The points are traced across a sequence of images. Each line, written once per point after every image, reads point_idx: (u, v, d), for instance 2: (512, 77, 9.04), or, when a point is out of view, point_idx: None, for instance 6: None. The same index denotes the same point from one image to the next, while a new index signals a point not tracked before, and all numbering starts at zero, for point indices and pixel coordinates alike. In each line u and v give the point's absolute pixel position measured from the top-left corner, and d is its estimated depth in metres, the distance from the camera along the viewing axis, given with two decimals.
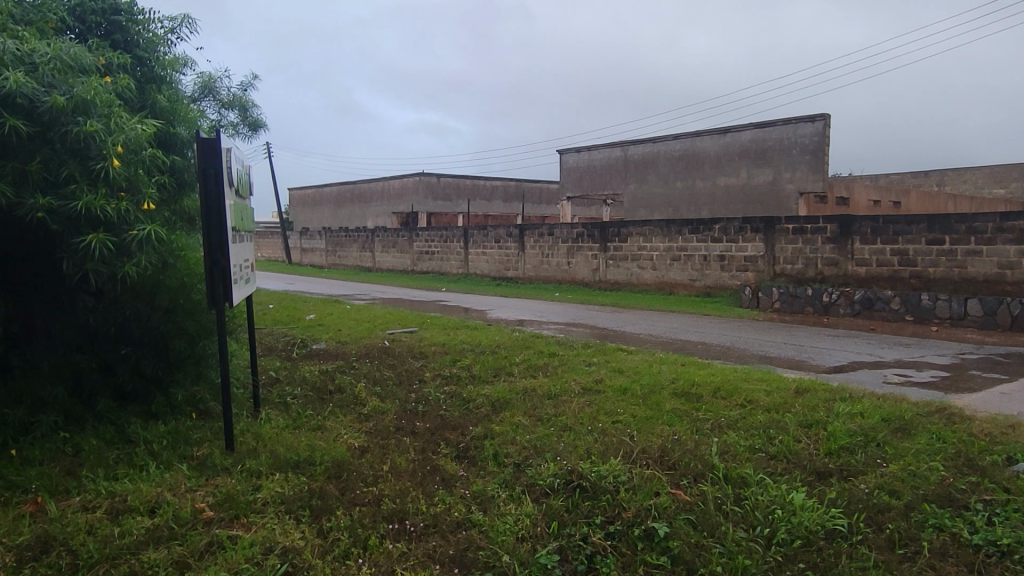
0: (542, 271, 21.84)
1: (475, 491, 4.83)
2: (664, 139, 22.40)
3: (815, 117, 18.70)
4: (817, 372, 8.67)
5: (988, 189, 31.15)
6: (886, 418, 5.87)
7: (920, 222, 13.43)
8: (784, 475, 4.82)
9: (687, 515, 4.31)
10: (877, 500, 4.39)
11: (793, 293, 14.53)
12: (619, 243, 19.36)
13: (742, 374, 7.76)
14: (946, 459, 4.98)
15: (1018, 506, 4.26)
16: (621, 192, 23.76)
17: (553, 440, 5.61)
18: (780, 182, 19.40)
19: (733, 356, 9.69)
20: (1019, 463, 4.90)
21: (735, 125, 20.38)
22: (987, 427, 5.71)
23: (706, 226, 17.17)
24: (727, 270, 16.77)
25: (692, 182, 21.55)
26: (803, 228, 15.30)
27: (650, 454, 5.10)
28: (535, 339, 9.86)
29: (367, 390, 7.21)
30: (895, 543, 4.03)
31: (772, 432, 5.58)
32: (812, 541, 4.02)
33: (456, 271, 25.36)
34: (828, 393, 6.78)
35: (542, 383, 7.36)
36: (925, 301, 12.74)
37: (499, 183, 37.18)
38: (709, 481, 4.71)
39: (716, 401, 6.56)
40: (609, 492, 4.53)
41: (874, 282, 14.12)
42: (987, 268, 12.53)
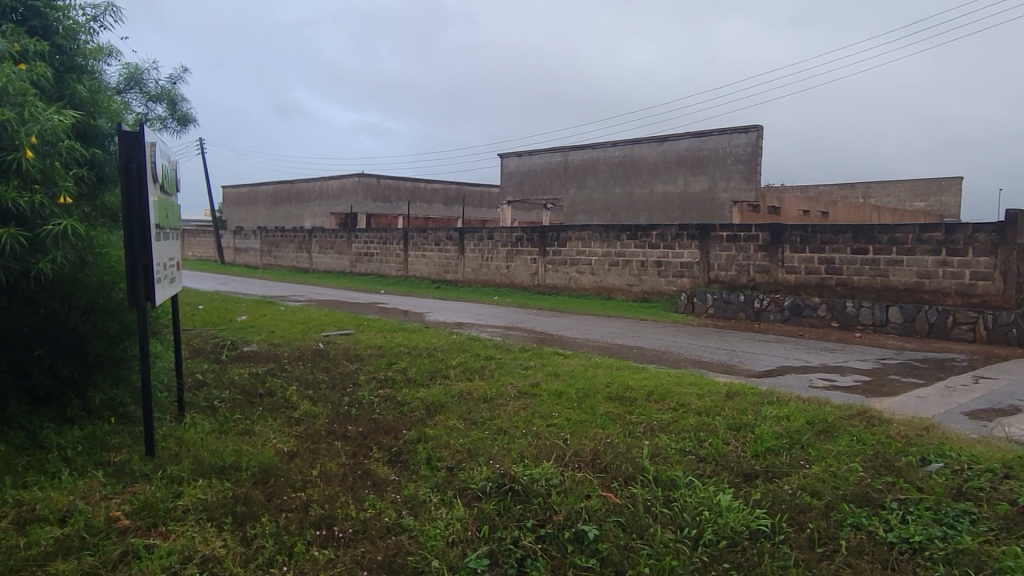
0: (481, 274, 21.83)
1: (407, 496, 4.77)
2: (604, 146, 22.67)
3: (748, 128, 19.26)
4: (746, 376, 8.92)
5: (909, 202, 32.67)
6: (810, 421, 6.07)
7: (846, 231, 13.95)
8: (712, 477, 4.92)
9: (617, 517, 4.35)
10: (799, 501, 4.52)
11: (726, 299, 14.95)
12: (558, 247, 19.50)
13: (676, 378, 7.90)
14: (865, 460, 5.17)
15: (929, 505, 4.46)
16: (561, 197, 23.95)
17: (487, 444, 5.60)
18: (714, 191, 19.90)
19: (667, 360, 9.87)
20: (932, 463, 5.13)
21: (673, 134, 20.79)
22: (903, 429, 5.97)
23: (644, 232, 17.46)
24: (663, 276, 17.09)
25: (631, 189, 21.89)
26: (736, 235, 15.71)
27: (583, 457, 5.14)
28: (472, 342, 9.82)
29: (299, 393, 7.06)
30: (814, 541, 4.16)
31: (702, 435, 5.71)
32: (737, 541, 4.11)
33: (395, 274, 25.12)
34: (756, 397, 6.96)
35: (477, 386, 7.34)
36: (850, 308, 13.27)
37: (441, 186, 37.01)
38: (639, 483, 4.77)
39: (649, 404, 6.66)
40: (541, 495, 4.54)
41: (802, 289, 14.62)
42: (907, 277, 13.11)
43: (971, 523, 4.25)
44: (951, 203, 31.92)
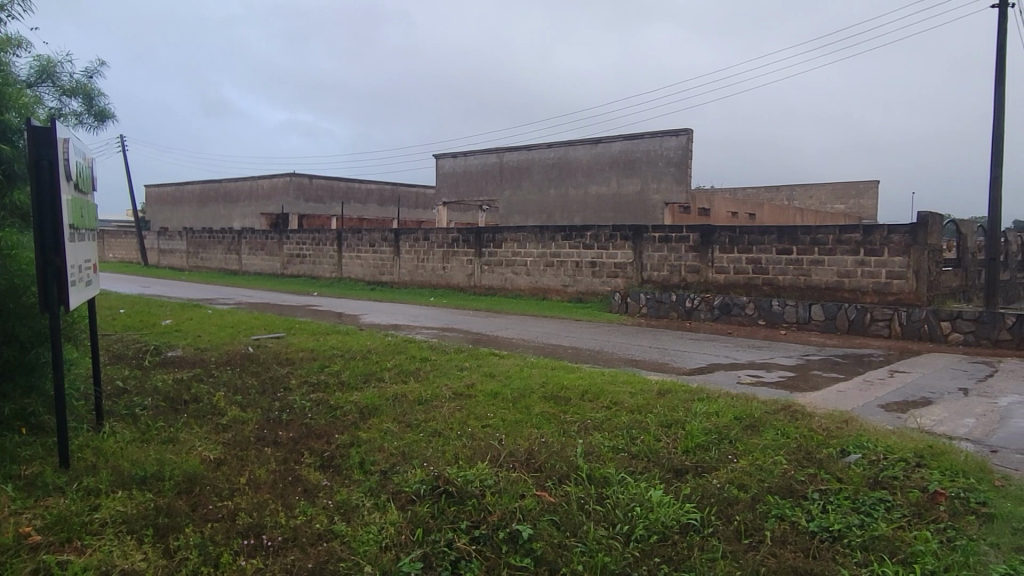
0: (417, 276, 21.66)
1: (339, 501, 4.69)
2: (538, 147, 22.81)
3: (679, 131, 19.70)
4: (678, 374, 9.13)
5: (829, 204, 34.07)
6: (737, 417, 6.25)
7: (772, 232, 14.43)
8: (644, 474, 5.01)
9: (551, 516, 4.38)
10: (727, 494, 4.65)
11: (659, 298, 15.26)
12: (494, 248, 19.52)
13: (609, 377, 8.01)
14: (789, 453, 5.35)
15: (849, 494, 4.65)
16: (497, 198, 23.99)
17: (422, 446, 5.56)
18: (647, 192, 20.30)
19: (601, 359, 10.00)
20: (851, 454, 5.36)
21: (606, 136, 21.09)
22: (824, 422, 6.22)
23: (578, 233, 17.64)
24: (598, 277, 17.32)
25: (566, 190, 22.10)
26: (668, 236, 16.05)
27: (517, 456, 5.16)
28: (408, 344, 9.72)
29: (226, 399, 6.84)
30: (741, 533, 4.28)
31: (635, 432, 5.80)
32: (667, 535, 4.19)
33: (329, 275, 24.67)
34: (687, 394, 7.12)
35: (412, 388, 7.27)
36: (776, 307, 13.74)
37: (375, 187, 36.55)
38: (572, 482, 4.82)
39: (583, 403, 6.73)
40: (475, 496, 4.53)
41: (731, 288, 15.05)
42: (829, 276, 13.65)
43: (885, 510, 4.46)
44: (868, 205, 33.39)
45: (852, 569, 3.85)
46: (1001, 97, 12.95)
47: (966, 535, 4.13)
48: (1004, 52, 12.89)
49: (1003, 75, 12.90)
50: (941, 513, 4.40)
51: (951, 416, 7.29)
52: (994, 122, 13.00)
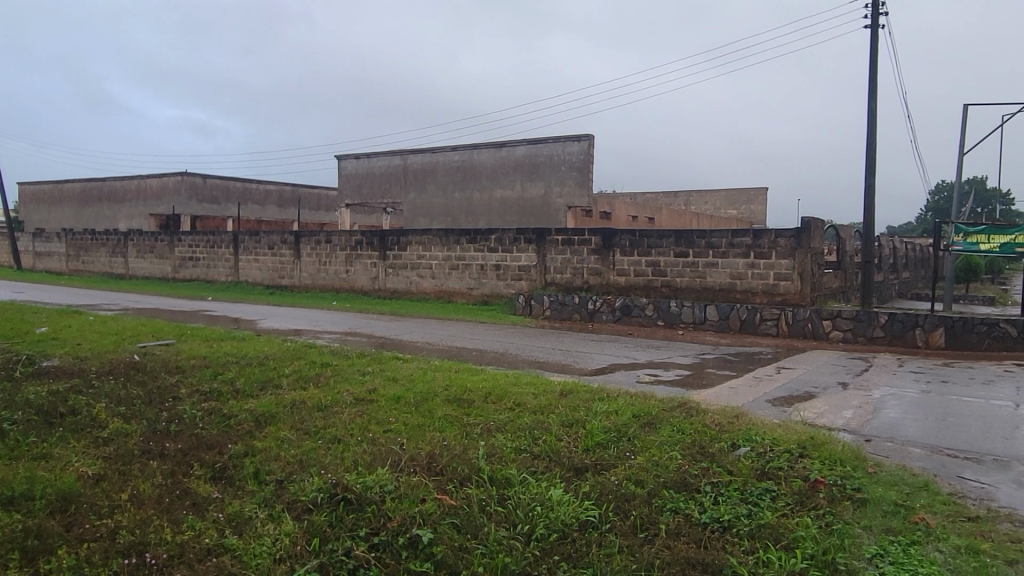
0: (319, 279, 21.12)
1: (231, 513, 4.52)
2: (442, 150, 22.70)
3: (581, 136, 20.08)
4: (580, 374, 9.32)
5: (722, 210, 35.61)
6: (636, 415, 6.44)
7: (669, 236, 14.94)
8: (545, 474, 5.06)
9: (452, 519, 4.36)
10: (624, 490, 4.76)
11: (562, 300, 15.51)
12: (398, 251, 19.29)
13: (512, 379, 8.06)
14: (684, 448, 5.55)
15: (738, 486, 4.87)
16: (401, 200, 23.73)
17: (320, 454, 5.41)
18: (550, 196, 20.61)
19: (505, 361, 10.06)
20: (741, 447, 5.60)
21: (510, 141, 21.25)
22: (716, 418, 6.48)
23: (483, 236, 17.69)
24: (502, 280, 17.43)
25: (470, 193, 22.13)
26: (571, 240, 16.33)
27: (419, 461, 5.10)
28: (308, 349, 9.45)
29: (108, 410, 6.44)
30: (637, 528, 4.38)
31: (537, 432, 5.87)
32: (567, 533, 4.25)
33: (224, 279, 23.68)
34: (589, 394, 7.26)
35: (311, 395, 7.06)
36: (674, 308, 14.23)
37: (274, 188, 35.40)
38: (474, 485, 4.81)
39: (487, 405, 6.74)
40: (375, 503, 4.44)
41: (631, 290, 15.49)
42: (723, 278, 14.27)
43: (771, 499, 4.69)
44: (758, 211, 35.15)
45: (740, 555, 4.02)
46: (873, 111, 13.94)
47: (843, 520, 4.41)
48: (876, 69, 13.88)
49: (876, 91, 13.89)
50: (821, 500, 4.67)
51: (832, 408, 7.77)
52: (868, 134, 13.97)
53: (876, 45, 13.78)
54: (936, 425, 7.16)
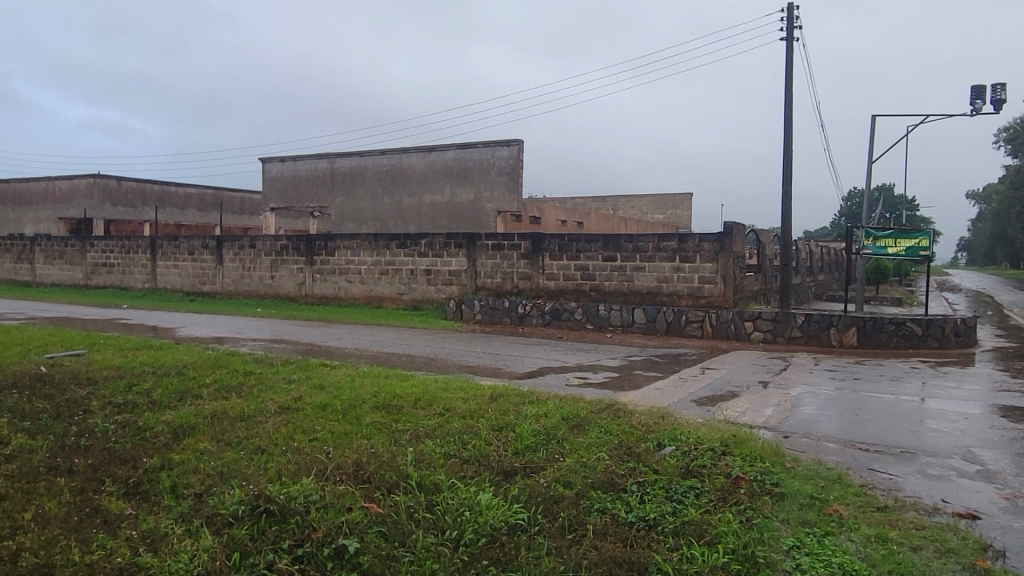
0: (242, 285, 20.51)
1: (146, 530, 4.35)
2: (370, 154, 22.41)
3: (510, 141, 20.18)
4: (510, 378, 9.34)
5: (649, 214, 36.37)
6: (565, 417, 6.50)
7: (597, 240, 15.17)
8: (474, 478, 5.05)
9: (379, 527, 4.29)
10: (552, 492, 4.79)
11: (492, 305, 15.54)
12: (326, 256, 18.93)
13: (442, 384, 7.99)
14: (611, 448, 5.63)
15: (663, 484, 4.98)
16: (328, 205, 23.28)
17: (243, 465, 5.24)
18: (480, 201, 20.63)
19: (436, 366, 10.00)
20: (666, 446, 5.73)
21: (439, 145, 21.17)
22: (643, 418, 6.60)
23: (413, 240, 17.55)
24: (433, 284, 17.32)
25: (400, 198, 21.92)
26: (500, 244, 16.39)
27: (345, 469, 5.02)
28: (230, 358, 9.14)
29: (11, 426, 6.07)
30: (565, 529, 4.41)
31: (466, 437, 5.84)
32: (495, 538, 4.23)
33: (141, 286, 22.70)
34: (518, 397, 7.28)
35: (233, 404, 6.84)
36: (602, 311, 14.46)
37: (194, 191, 34.16)
38: (402, 492, 4.75)
39: (416, 411, 6.67)
40: (299, 513, 4.33)
41: (561, 294, 15.66)
42: (650, 281, 14.58)
43: (695, 497, 4.81)
44: (684, 216, 36.07)
45: (664, 552, 4.09)
46: (790, 120, 14.52)
47: (762, 514, 4.55)
48: (791, 81, 14.48)
49: (791, 101, 14.48)
50: (742, 495, 4.82)
51: (753, 406, 8.04)
52: (784, 142, 14.55)
53: (791, 58, 14.37)
54: (849, 420, 7.50)
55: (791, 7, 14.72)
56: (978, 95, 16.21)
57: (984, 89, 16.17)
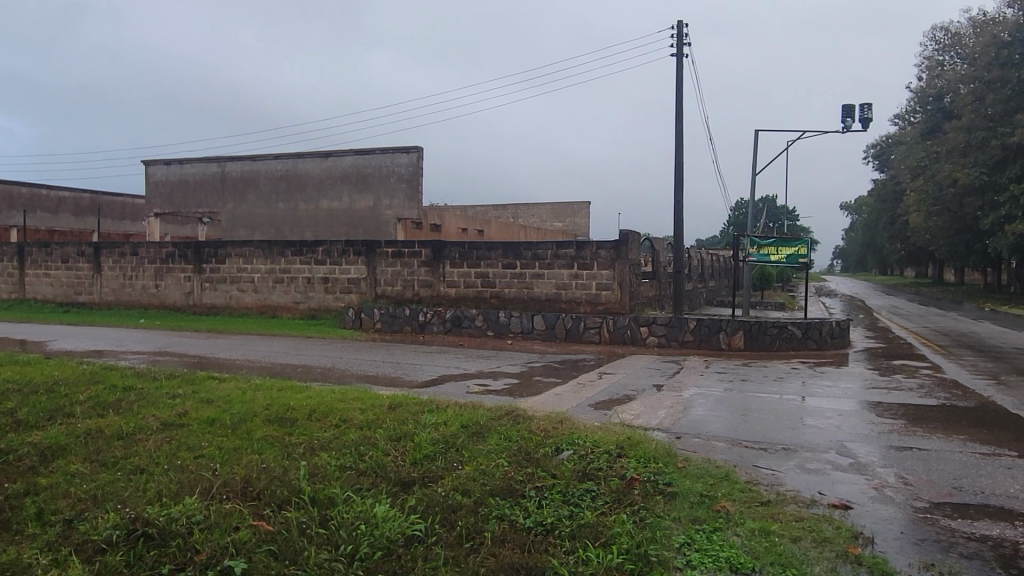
0: (123, 295, 19.31)
1: (6, 563, 4.00)
2: (264, 158, 21.65)
3: (409, 148, 20.02)
4: (409, 388, 9.19)
5: (549, 222, 36.97)
6: (464, 425, 6.48)
7: (497, 248, 15.25)
8: (371, 490, 4.94)
9: (269, 545, 4.11)
10: (451, 501, 4.75)
11: (392, 313, 15.32)
12: (215, 264, 18.12)
13: (339, 395, 7.79)
14: (509, 455, 5.65)
15: (560, 488, 5.04)
16: (218, 210, 22.31)
17: (120, 487, 4.91)
18: (379, 208, 20.35)
19: (332, 377, 9.74)
20: (564, 451, 5.80)
21: (336, 150, 20.74)
22: (542, 424, 6.68)
23: (309, 248, 17.08)
24: (330, 293, 16.90)
25: (295, 204, 21.30)
26: (400, 252, 16.19)
27: (232, 487, 4.80)
28: (107, 373, 8.55)
29: None
30: (463, 537, 4.36)
31: (363, 449, 5.71)
32: (392, 550, 4.12)
33: (7, 297, 20.96)
34: (417, 406, 7.20)
35: (110, 422, 6.41)
36: (503, 318, 14.54)
37: (69, 195, 31.92)
38: (294, 507, 4.58)
39: (311, 423, 6.47)
40: (180, 535, 4.10)
41: (462, 301, 15.64)
42: (548, 288, 14.80)
43: (591, 499, 4.90)
44: (582, 224, 36.88)
45: (561, 556, 4.11)
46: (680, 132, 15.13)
47: (655, 514, 4.68)
48: (681, 96, 15.10)
49: (682, 114, 15.09)
50: (636, 496, 4.94)
51: (647, 409, 8.28)
52: (675, 154, 15.13)
53: (681, 73, 15.00)
54: (736, 419, 7.87)
55: (680, 24, 15.36)
56: (847, 113, 17.44)
57: (853, 109, 17.42)
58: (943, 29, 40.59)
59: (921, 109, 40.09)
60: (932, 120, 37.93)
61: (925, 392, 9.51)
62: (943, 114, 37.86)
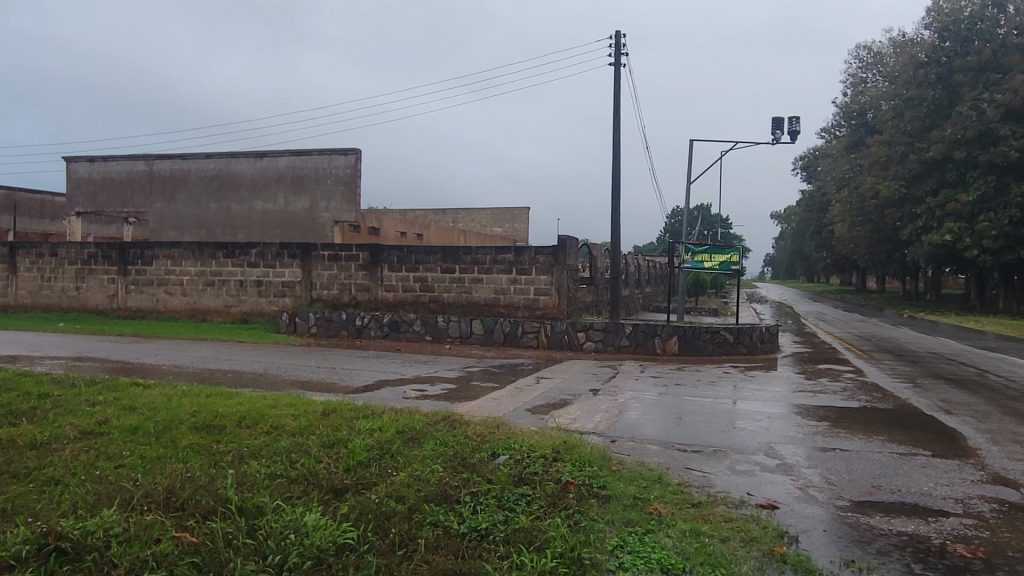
0: (41, 297, 18.39)
1: None
2: (194, 157, 20.98)
3: (347, 150, 19.72)
4: (344, 393, 9.03)
5: (489, 227, 36.99)
6: (399, 430, 6.39)
7: (436, 252, 15.17)
8: (301, 499, 4.82)
9: (191, 558, 3.96)
10: (384, 508, 4.68)
11: (328, 317, 15.06)
12: (142, 266, 17.44)
13: (270, 401, 7.58)
14: (445, 461, 5.60)
15: (495, 493, 5.02)
16: (145, 210, 21.49)
17: (30, 499, 4.65)
18: (315, 210, 19.98)
19: (264, 382, 9.48)
20: (499, 456, 5.79)
21: (271, 150, 20.28)
22: (478, 429, 6.65)
23: (241, 250, 16.64)
24: (264, 296, 16.49)
25: (228, 205, 20.71)
26: (337, 255, 15.93)
27: (155, 497, 4.62)
28: (22, 379, 8.10)
29: None
30: (396, 545, 4.29)
31: (294, 456, 5.57)
32: (322, 559, 4.01)
33: None
34: (352, 412, 7.07)
35: (22, 432, 6.07)
36: (441, 322, 14.49)
37: None
38: (219, 517, 4.43)
39: (240, 431, 6.28)
40: (97, 550, 3.93)
41: (400, 306, 15.49)
42: (487, 293, 14.80)
43: (526, 503, 4.90)
44: (521, 229, 37.06)
45: (495, 562, 4.09)
46: (618, 140, 15.36)
47: (589, 517, 4.71)
48: (618, 106, 15.34)
49: (619, 122, 15.34)
50: (571, 500, 4.96)
51: (583, 413, 8.35)
52: (613, 162, 15.36)
53: (619, 83, 15.24)
54: (670, 423, 8.01)
55: (619, 34, 15.61)
56: (777, 126, 18.06)
57: (783, 121, 18.03)
58: (866, 48, 42.52)
59: (846, 124, 41.85)
60: (856, 134, 39.65)
61: (848, 395, 9.90)
62: (866, 128, 39.65)
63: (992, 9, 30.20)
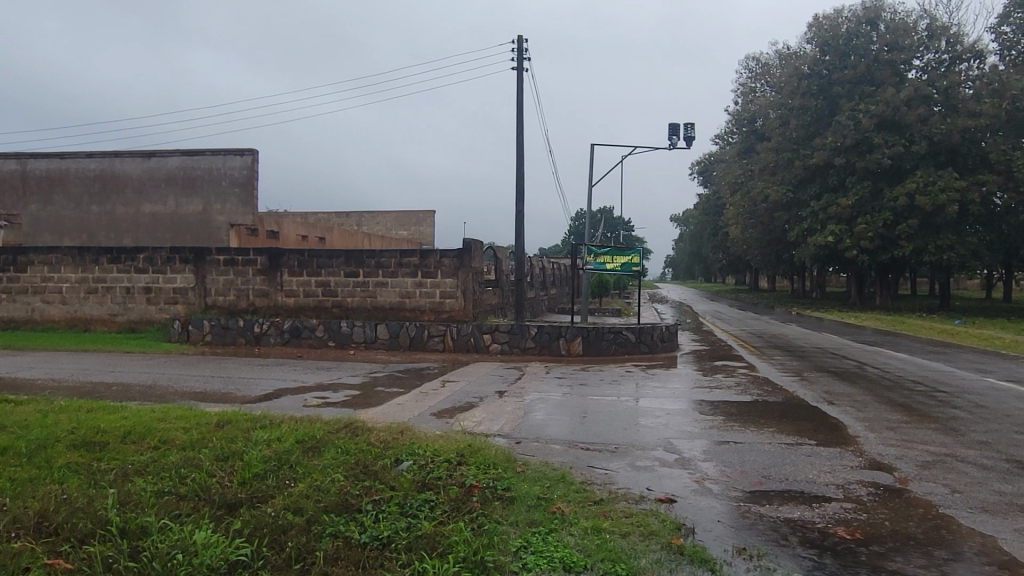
0: None
1: None
2: (74, 156, 19.66)
3: (243, 151, 19.02)
4: (240, 403, 8.66)
5: (394, 231, 36.56)
6: (299, 440, 6.19)
7: (339, 255, 14.85)
8: (190, 516, 4.57)
9: None
10: (280, 521, 4.50)
11: (224, 324, 14.44)
12: (14, 273, 16.13)
13: (158, 414, 7.17)
14: (347, 469, 5.46)
15: (397, 500, 4.93)
16: (18, 213, 19.94)
17: None
18: (209, 213, 19.15)
19: (154, 394, 8.98)
20: (403, 462, 5.70)
21: (160, 150, 19.27)
22: (382, 435, 6.52)
23: (128, 255, 15.73)
24: (153, 303, 15.62)
25: (112, 207, 19.53)
26: (233, 259, 15.31)
27: (25, 523, 4.28)
28: None
29: None
30: (292, 559, 4.13)
31: (184, 471, 5.29)
32: None
33: None
34: (249, 423, 6.80)
35: None
36: (344, 328, 14.17)
37: None
38: (98, 541, 4.15)
39: (125, 447, 5.91)
40: None
41: (301, 311, 15.04)
42: (392, 297, 14.59)
43: (429, 509, 4.84)
44: (427, 232, 36.81)
45: (396, 571, 4.00)
46: (521, 143, 15.51)
47: (492, 519, 4.70)
48: (521, 110, 15.49)
49: (522, 126, 15.49)
50: (474, 503, 4.94)
51: (488, 416, 8.36)
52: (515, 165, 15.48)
53: (521, 88, 15.39)
54: (574, 422, 8.13)
55: (520, 39, 15.77)
56: (673, 132, 18.71)
57: (678, 127, 18.71)
58: (754, 59, 44.70)
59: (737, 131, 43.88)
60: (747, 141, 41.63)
61: (741, 390, 10.37)
62: (756, 135, 41.73)
63: (866, 25, 32.38)
